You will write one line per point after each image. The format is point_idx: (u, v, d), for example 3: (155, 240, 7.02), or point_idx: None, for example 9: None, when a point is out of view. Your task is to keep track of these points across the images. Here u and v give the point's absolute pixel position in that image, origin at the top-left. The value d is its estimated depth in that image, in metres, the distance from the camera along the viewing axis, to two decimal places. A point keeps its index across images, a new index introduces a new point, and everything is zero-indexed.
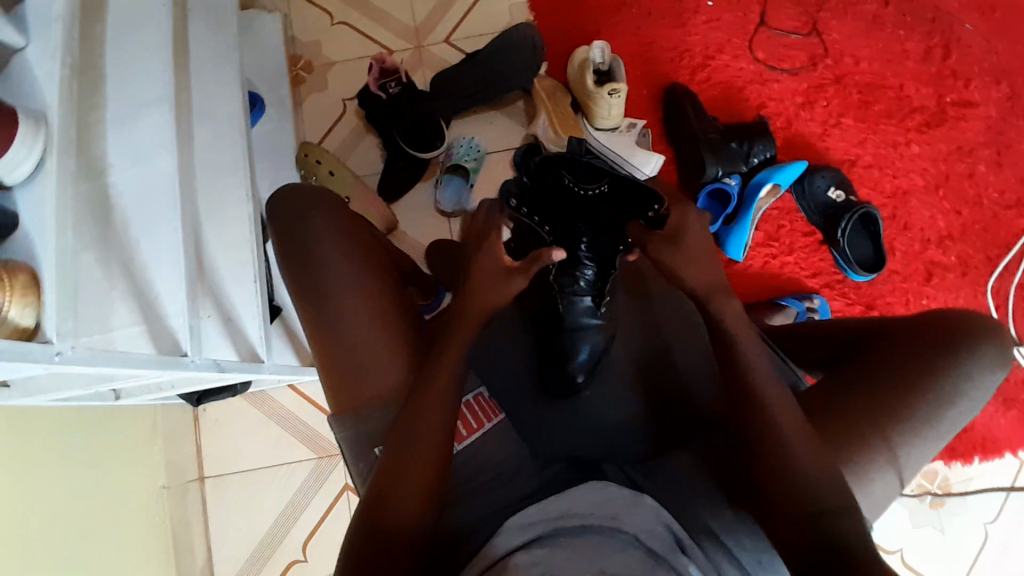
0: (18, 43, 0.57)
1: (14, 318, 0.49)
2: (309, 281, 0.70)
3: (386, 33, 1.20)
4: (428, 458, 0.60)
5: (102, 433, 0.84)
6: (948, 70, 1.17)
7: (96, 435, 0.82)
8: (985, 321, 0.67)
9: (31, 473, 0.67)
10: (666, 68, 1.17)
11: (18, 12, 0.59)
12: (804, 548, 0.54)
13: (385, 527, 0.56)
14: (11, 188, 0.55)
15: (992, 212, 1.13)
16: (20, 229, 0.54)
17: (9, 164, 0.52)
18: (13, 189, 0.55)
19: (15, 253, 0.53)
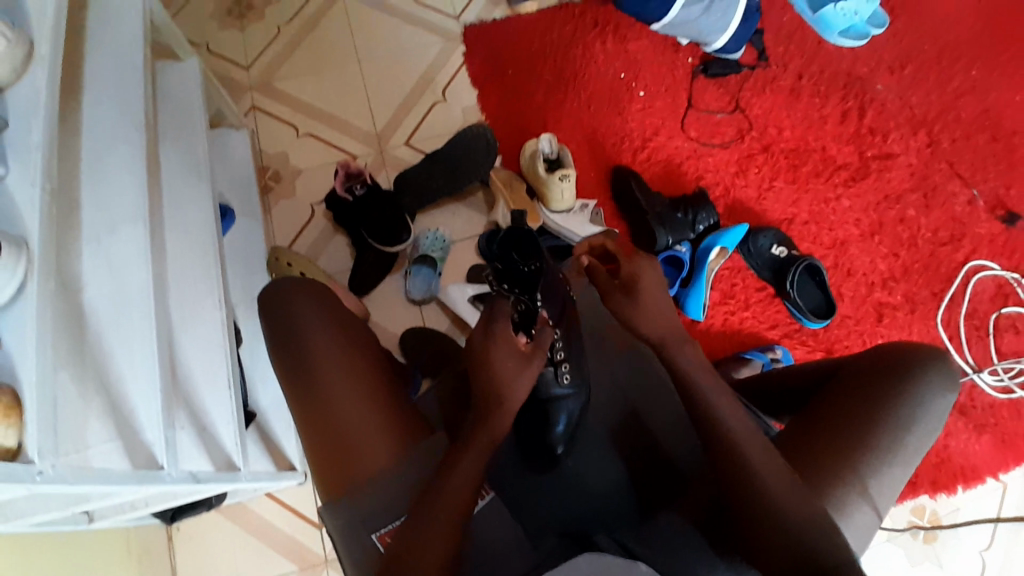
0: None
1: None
2: (300, 367, 0.76)
3: (350, 140, 1.29)
4: (447, 518, 0.61)
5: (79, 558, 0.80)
6: (865, 129, 1.31)
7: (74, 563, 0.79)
8: (927, 349, 0.72)
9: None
10: (610, 151, 1.28)
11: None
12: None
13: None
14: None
15: (929, 250, 1.23)
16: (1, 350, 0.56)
17: None
18: None
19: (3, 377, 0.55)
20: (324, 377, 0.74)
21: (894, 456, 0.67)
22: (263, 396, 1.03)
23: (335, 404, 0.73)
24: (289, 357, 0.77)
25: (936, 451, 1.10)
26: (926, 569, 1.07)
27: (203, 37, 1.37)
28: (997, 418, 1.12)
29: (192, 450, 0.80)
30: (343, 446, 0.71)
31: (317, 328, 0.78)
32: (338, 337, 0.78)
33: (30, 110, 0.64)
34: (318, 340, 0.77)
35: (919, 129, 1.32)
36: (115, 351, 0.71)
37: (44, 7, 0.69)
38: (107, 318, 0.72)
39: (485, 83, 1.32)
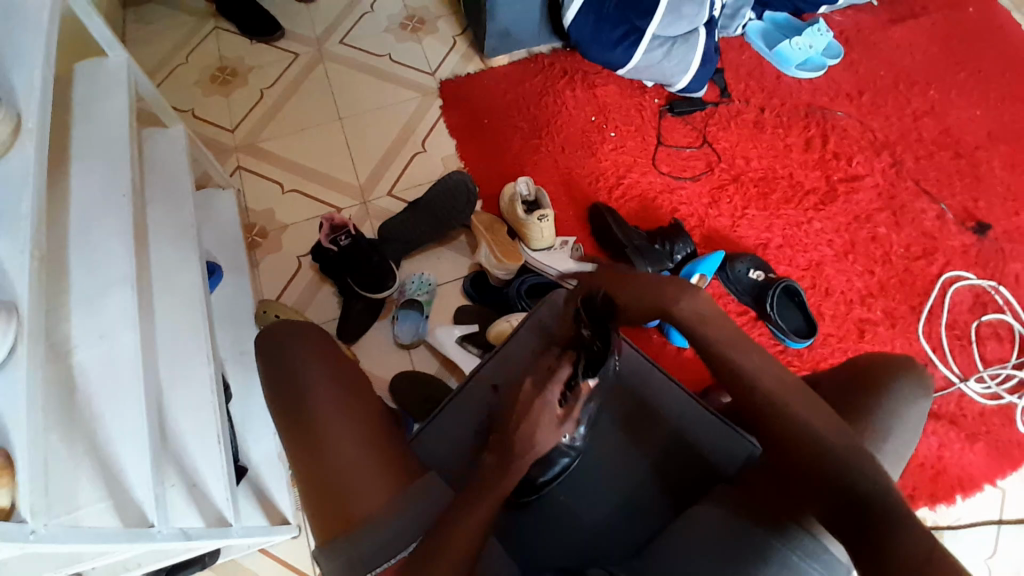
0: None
1: None
2: (294, 405, 0.78)
3: (334, 194, 1.32)
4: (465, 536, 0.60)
5: None
6: (829, 154, 1.37)
7: None
8: (896, 359, 0.79)
9: None
10: (587, 189, 1.32)
11: None
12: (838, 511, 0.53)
13: None
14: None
15: (902, 265, 1.27)
16: None
17: None
18: None
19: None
20: (323, 422, 0.76)
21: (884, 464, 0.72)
22: (255, 450, 1.02)
23: (334, 448, 0.74)
24: (288, 406, 0.78)
25: (931, 463, 1.10)
26: None
27: (189, 105, 1.42)
28: (989, 425, 1.13)
29: (182, 508, 0.81)
30: (344, 488, 0.71)
31: (316, 376, 0.80)
32: (338, 384, 0.80)
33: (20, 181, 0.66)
34: (318, 388, 0.79)
35: (882, 151, 1.38)
36: (104, 410, 0.71)
37: (37, 85, 0.73)
38: (97, 378, 0.73)
39: (462, 133, 1.37)
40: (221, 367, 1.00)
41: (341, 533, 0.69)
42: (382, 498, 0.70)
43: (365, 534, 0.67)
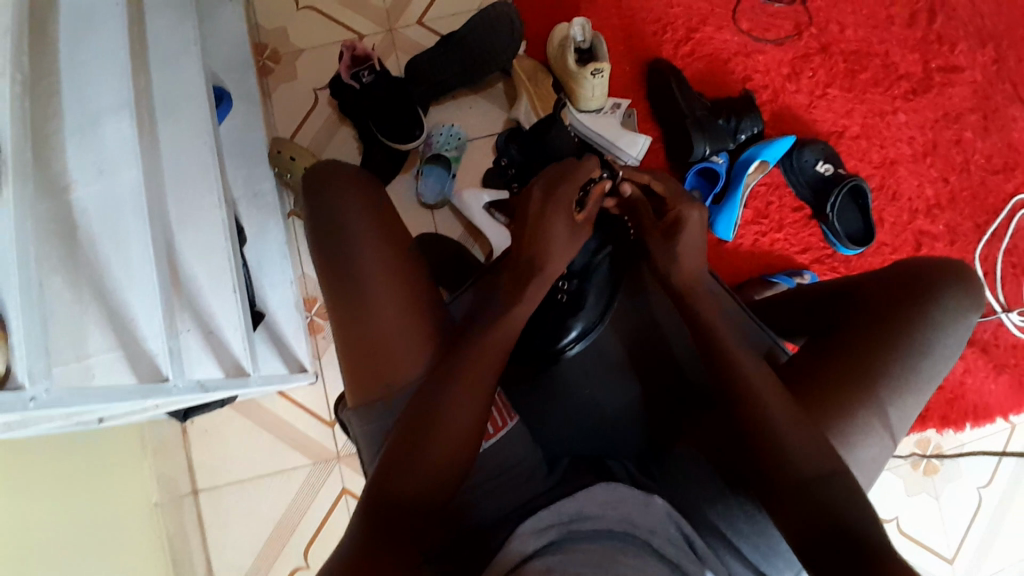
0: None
1: None
2: (331, 244, 0.71)
3: (357, 16, 1.14)
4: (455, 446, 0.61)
5: (93, 458, 0.81)
6: (934, 34, 1.16)
7: (89, 461, 0.80)
8: (949, 266, 0.71)
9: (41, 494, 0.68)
10: (648, 43, 1.13)
11: None
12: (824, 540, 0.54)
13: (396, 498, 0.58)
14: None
15: (980, 177, 1.13)
16: None
17: None
18: None
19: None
20: (360, 275, 0.69)
21: (914, 387, 0.67)
22: (272, 297, 0.98)
23: (372, 305, 0.69)
24: (326, 258, 0.72)
25: (951, 387, 1.10)
26: (921, 499, 1.10)
27: None
28: (1019, 359, 1.10)
29: (200, 355, 0.76)
30: (375, 351, 0.68)
31: (361, 223, 0.72)
32: (384, 238, 0.72)
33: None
34: (362, 240, 0.71)
35: (988, 42, 1.16)
36: (107, 257, 0.65)
37: None
38: (97, 221, 0.66)
39: None
40: (234, 207, 0.93)
41: (368, 395, 0.69)
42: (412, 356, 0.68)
43: (392, 395, 0.67)
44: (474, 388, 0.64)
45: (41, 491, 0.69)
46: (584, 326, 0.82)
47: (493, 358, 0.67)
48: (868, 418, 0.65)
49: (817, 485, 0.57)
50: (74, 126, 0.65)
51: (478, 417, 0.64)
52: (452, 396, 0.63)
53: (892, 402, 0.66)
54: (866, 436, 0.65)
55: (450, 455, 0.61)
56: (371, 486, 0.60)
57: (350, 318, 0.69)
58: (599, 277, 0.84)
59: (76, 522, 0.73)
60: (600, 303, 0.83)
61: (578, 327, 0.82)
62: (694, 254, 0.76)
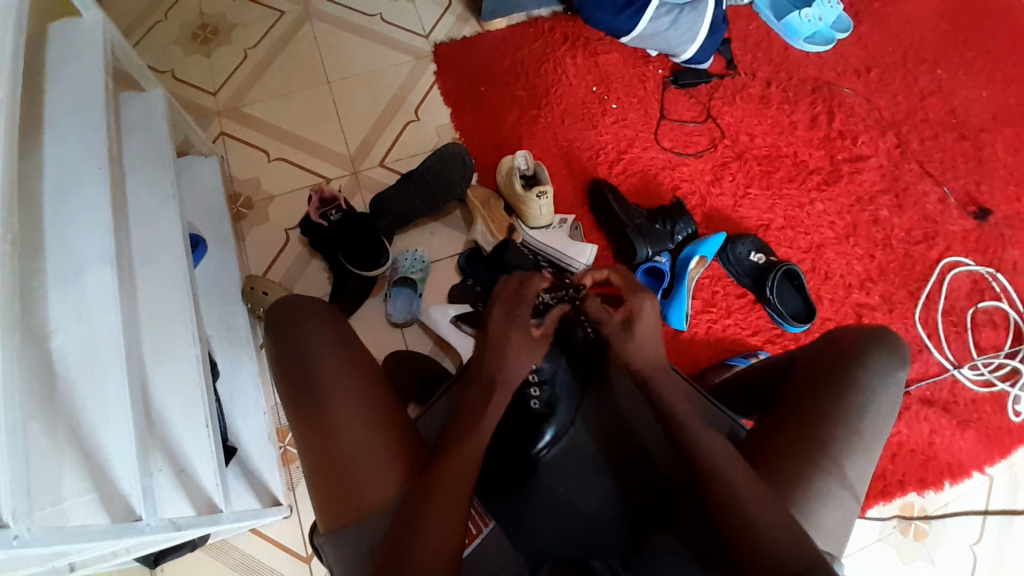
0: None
1: None
2: (297, 372, 0.75)
3: (323, 163, 1.27)
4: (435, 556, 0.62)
5: None
6: (834, 133, 1.33)
7: None
8: (871, 329, 0.77)
9: None
10: (586, 164, 1.28)
11: None
12: None
13: None
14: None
15: (903, 249, 1.25)
16: None
17: None
18: None
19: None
20: (329, 399, 0.72)
21: (862, 445, 0.71)
22: (244, 430, 0.98)
23: (341, 432, 0.71)
24: (293, 389, 0.74)
25: (922, 448, 1.13)
26: (918, 566, 1.09)
27: (167, 65, 1.34)
28: (980, 413, 1.15)
29: (171, 493, 0.77)
30: (347, 477, 0.69)
31: (328, 351, 0.76)
32: (349, 363, 0.76)
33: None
34: (326, 369, 0.74)
35: (888, 130, 1.34)
36: (84, 396, 0.67)
37: (4, 53, 0.67)
38: (77, 366, 0.68)
39: (457, 101, 1.31)
40: (208, 344, 0.96)
41: (341, 519, 0.68)
42: (386, 475, 0.69)
43: (366, 516, 0.67)
44: (450, 502, 0.65)
45: None
46: (557, 431, 0.83)
47: (466, 470, 0.68)
48: (825, 482, 0.68)
49: (785, 558, 0.60)
50: (57, 283, 0.72)
51: (455, 531, 0.64)
52: (428, 513, 0.63)
53: (845, 464, 0.70)
54: (828, 501, 0.68)
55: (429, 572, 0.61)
56: None
57: (322, 445, 0.71)
58: (565, 380, 0.85)
59: None
60: (571, 407, 0.85)
61: (549, 432, 0.83)
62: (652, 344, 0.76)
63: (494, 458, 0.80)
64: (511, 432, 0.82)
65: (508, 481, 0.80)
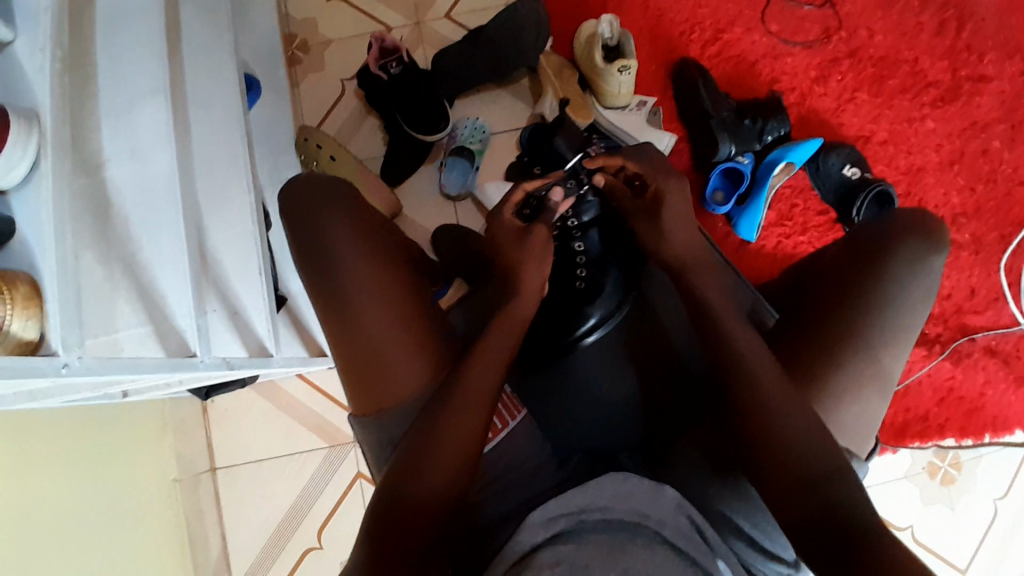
0: (4, 38, 0.53)
1: (17, 332, 0.47)
2: (318, 250, 0.72)
3: (385, 9, 1.16)
4: (463, 444, 0.62)
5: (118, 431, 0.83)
6: (961, 44, 1.14)
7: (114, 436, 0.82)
8: (909, 220, 0.75)
9: (65, 465, 0.70)
10: (677, 42, 1.13)
11: None
12: (806, 522, 0.54)
13: (411, 504, 0.58)
14: (6, 194, 0.51)
15: (1005, 188, 1.12)
16: (17, 236, 0.50)
17: (4, 167, 0.49)
18: (9, 194, 0.51)
19: (15, 265, 0.50)
20: (351, 284, 0.70)
21: (890, 340, 0.71)
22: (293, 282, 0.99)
23: (366, 322, 0.69)
24: (310, 264, 0.72)
25: (971, 398, 1.08)
26: (936, 508, 1.09)
27: None
28: None
29: (225, 334, 0.78)
30: (373, 365, 0.69)
31: (346, 233, 0.72)
32: (365, 247, 0.72)
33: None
34: (344, 252, 0.71)
35: (1014, 55, 1.14)
36: (139, 232, 0.67)
37: None
38: (131, 201, 0.67)
39: None
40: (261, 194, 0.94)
41: (371, 404, 0.70)
42: (411, 363, 0.69)
43: (395, 406, 0.68)
44: (472, 395, 0.64)
45: (65, 463, 0.70)
46: (602, 316, 0.83)
47: (485, 365, 0.66)
48: (849, 378, 0.70)
49: (803, 462, 0.57)
50: (111, 110, 0.68)
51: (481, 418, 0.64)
52: (454, 401, 0.63)
53: (874, 358, 0.71)
54: (852, 395, 0.70)
55: (456, 458, 0.61)
56: (383, 493, 0.60)
57: (346, 329, 0.70)
58: (613, 267, 0.85)
59: (99, 495, 0.75)
60: (617, 289, 0.84)
61: (595, 318, 0.83)
62: (682, 237, 0.74)
63: (534, 339, 0.83)
64: (556, 316, 0.84)
65: (547, 360, 0.83)
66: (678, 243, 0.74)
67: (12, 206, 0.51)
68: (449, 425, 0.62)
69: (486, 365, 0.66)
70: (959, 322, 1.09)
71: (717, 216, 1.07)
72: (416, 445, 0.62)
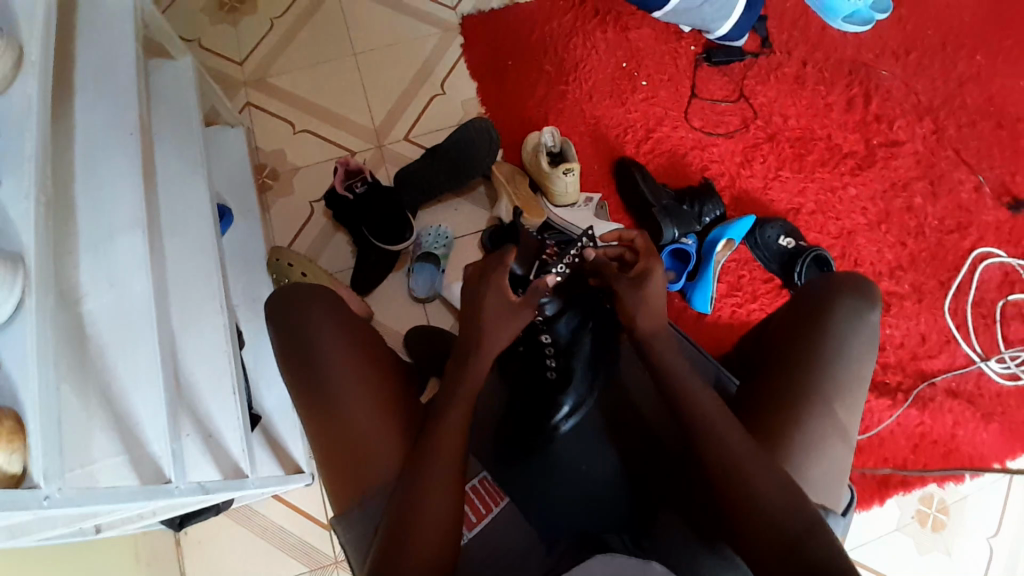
0: None
1: (3, 465, 0.49)
2: (300, 352, 0.75)
3: (348, 135, 1.26)
4: (441, 530, 0.62)
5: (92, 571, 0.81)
6: (870, 116, 1.29)
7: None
8: (844, 278, 0.81)
9: None
10: (613, 142, 1.26)
11: None
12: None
13: None
14: None
15: (935, 238, 1.22)
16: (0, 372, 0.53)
17: None
18: None
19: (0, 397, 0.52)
20: (331, 380, 0.73)
21: (844, 393, 0.75)
22: (268, 398, 1.00)
23: (347, 415, 0.72)
24: (293, 365, 0.75)
25: (945, 440, 1.11)
26: (934, 557, 1.08)
27: (194, 34, 1.34)
28: (1004, 406, 1.12)
29: (199, 457, 0.77)
30: (354, 457, 0.71)
31: (329, 331, 0.76)
32: (346, 342, 0.75)
33: (25, 119, 0.62)
34: (324, 349, 0.74)
35: (925, 116, 1.29)
36: (116, 359, 0.69)
37: (38, 14, 0.68)
38: (108, 329, 0.70)
39: (483, 77, 1.30)
40: (235, 314, 0.97)
41: (350, 499, 0.71)
42: (390, 453, 0.70)
43: (373, 500, 0.69)
44: (444, 483, 0.65)
45: None
46: (575, 401, 0.80)
47: (454, 454, 0.67)
48: (810, 433, 0.73)
49: (777, 518, 0.59)
50: (89, 245, 0.72)
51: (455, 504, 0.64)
52: (429, 487, 0.64)
53: (830, 411, 0.74)
54: (819, 449, 0.73)
55: (434, 544, 0.61)
56: None
57: (325, 425, 0.72)
58: (585, 351, 0.81)
59: None
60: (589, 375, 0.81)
61: (567, 406, 0.80)
62: (655, 307, 0.74)
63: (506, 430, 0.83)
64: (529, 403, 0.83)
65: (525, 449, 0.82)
66: (647, 315, 0.73)
67: None
68: (425, 513, 0.62)
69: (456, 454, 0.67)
70: (917, 367, 1.14)
71: (672, 293, 1.14)
72: (392, 542, 0.61)
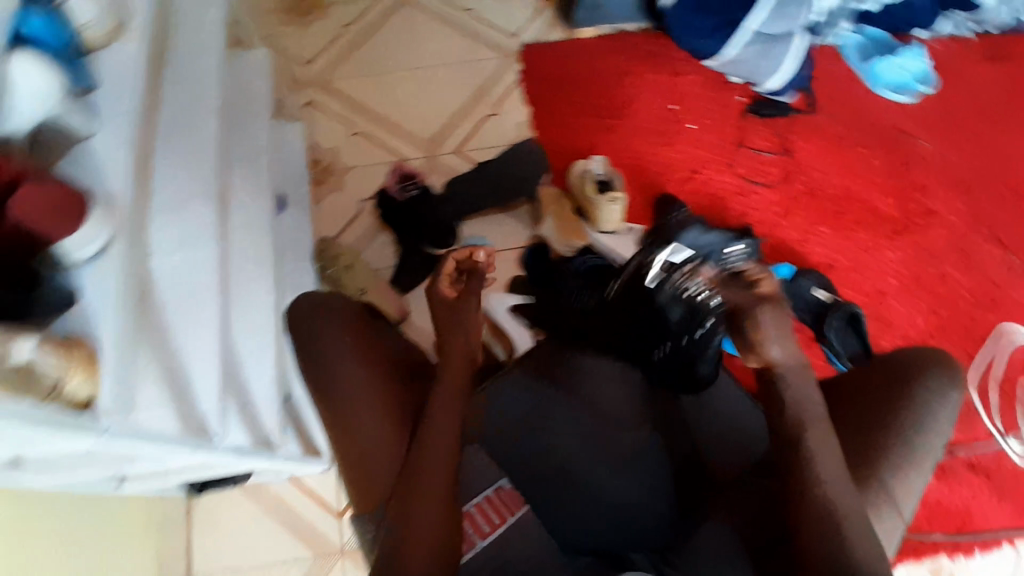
0: (85, 129, 0.58)
1: (79, 390, 0.50)
2: (317, 364, 0.81)
3: (403, 142, 1.31)
4: (436, 538, 0.67)
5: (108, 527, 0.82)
6: (909, 183, 1.32)
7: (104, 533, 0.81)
8: (927, 350, 0.78)
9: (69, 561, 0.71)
10: (658, 178, 1.30)
11: (88, 100, 0.60)
12: None
13: None
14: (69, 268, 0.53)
15: (966, 309, 1.23)
16: (76, 309, 0.52)
17: (78, 243, 0.51)
18: (73, 269, 0.53)
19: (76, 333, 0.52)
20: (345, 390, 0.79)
21: (909, 469, 0.72)
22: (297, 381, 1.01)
23: (358, 426, 0.78)
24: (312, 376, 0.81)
25: (960, 511, 1.10)
26: None
27: (268, 31, 1.41)
28: None
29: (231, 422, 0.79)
30: (366, 467, 0.77)
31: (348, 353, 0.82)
32: (357, 359, 0.82)
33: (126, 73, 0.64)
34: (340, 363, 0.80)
35: (963, 189, 1.32)
36: (174, 318, 0.69)
37: None
38: (170, 287, 0.70)
39: (538, 102, 1.35)
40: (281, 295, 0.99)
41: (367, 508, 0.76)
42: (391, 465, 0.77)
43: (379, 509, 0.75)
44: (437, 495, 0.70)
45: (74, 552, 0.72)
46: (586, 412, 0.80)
47: (444, 465, 0.72)
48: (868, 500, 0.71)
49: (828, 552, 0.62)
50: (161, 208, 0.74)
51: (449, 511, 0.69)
52: (429, 496, 0.69)
53: (890, 491, 0.72)
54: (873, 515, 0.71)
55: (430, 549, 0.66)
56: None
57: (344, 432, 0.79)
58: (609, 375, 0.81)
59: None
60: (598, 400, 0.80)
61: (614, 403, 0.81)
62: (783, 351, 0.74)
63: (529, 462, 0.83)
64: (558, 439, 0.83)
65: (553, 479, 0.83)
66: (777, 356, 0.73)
67: (74, 279, 0.53)
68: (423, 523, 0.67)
69: (447, 468, 0.72)
70: None
71: None
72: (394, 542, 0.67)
